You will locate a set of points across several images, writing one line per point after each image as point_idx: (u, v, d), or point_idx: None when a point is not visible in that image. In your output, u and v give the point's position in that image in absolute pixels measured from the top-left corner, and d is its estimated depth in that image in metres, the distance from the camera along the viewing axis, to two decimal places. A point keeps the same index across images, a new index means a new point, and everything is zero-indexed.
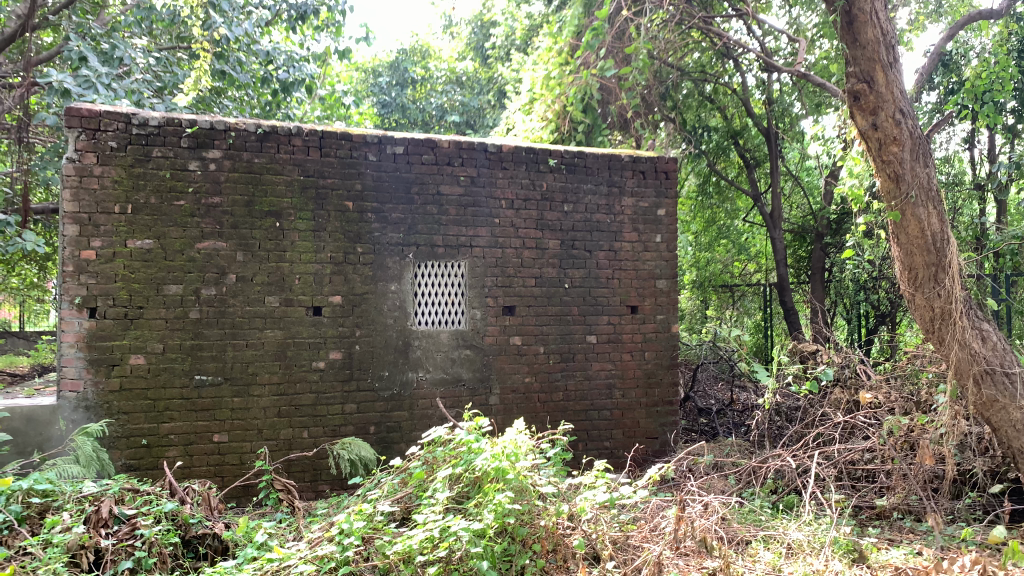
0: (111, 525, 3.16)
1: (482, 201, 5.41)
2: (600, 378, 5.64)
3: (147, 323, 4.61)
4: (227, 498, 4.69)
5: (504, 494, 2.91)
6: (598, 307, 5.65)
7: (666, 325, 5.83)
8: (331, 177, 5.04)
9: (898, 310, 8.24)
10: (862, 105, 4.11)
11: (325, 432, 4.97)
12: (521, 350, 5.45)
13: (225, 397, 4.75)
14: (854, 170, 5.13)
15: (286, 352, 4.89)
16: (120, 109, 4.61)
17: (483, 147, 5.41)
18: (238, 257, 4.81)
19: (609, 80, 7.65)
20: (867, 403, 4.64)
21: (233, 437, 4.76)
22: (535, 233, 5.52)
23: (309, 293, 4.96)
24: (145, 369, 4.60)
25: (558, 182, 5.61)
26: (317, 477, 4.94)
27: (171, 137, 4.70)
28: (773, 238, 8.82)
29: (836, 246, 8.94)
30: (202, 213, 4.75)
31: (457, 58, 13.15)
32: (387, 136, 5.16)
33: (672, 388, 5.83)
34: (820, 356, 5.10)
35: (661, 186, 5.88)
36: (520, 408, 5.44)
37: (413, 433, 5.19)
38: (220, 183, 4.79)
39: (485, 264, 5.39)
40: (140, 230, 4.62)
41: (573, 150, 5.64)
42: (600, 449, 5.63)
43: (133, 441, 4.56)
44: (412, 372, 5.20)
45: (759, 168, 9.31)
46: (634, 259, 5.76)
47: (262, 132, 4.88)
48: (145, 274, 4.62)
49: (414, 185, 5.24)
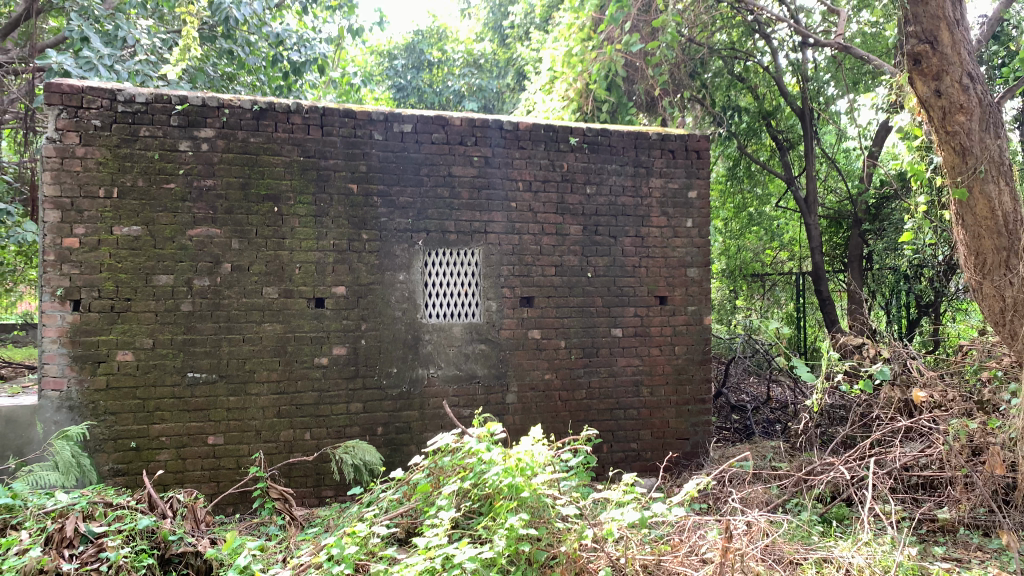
0: (76, 545, 2.82)
1: (497, 183, 4.99)
2: (626, 374, 5.22)
3: (135, 317, 4.27)
4: (222, 505, 4.34)
5: (519, 517, 2.53)
6: (623, 298, 5.23)
7: (698, 317, 5.39)
8: (334, 156, 4.65)
9: (942, 300, 7.76)
10: (924, 69, 3.62)
11: (328, 433, 4.61)
12: (540, 344, 5.05)
13: (220, 396, 4.40)
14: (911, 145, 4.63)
15: (286, 347, 4.53)
16: (105, 85, 4.25)
17: (499, 124, 4.99)
18: (233, 245, 4.45)
19: (634, 55, 7.14)
20: (923, 403, 4.17)
21: (229, 439, 4.41)
22: (554, 217, 5.10)
23: (311, 283, 4.59)
24: (134, 366, 4.26)
25: (580, 162, 5.17)
26: (319, 482, 4.57)
27: (160, 115, 4.33)
28: (809, 224, 8.31)
29: (875, 232, 8.44)
30: (194, 197, 4.39)
31: (475, 40, 12.58)
32: (394, 112, 4.76)
33: (704, 385, 5.40)
34: (870, 350, 4.64)
35: (692, 165, 5.42)
36: (540, 407, 5.03)
37: (424, 434, 4.81)
38: (213, 164, 4.42)
39: (500, 251, 4.99)
40: (128, 216, 4.27)
41: (596, 127, 5.20)
42: (626, 452, 5.21)
43: (121, 444, 4.23)
44: (422, 369, 4.81)
45: (793, 150, 8.81)
46: (663, 245, 5.32)
47: (258, 109, 4.50)
48: (133, 263, 4.27)
49: (424, 166, 4.83)
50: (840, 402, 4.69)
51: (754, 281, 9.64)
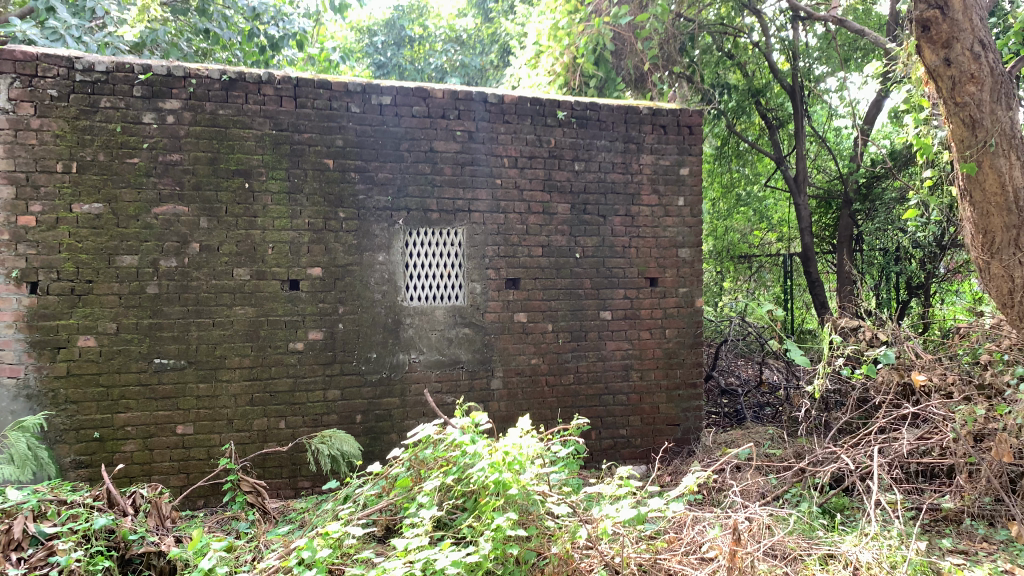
0: (25, 548, 2.60)
1: (481, 158, 4.76)
2: (615, 359, 5.04)
3: (98, 300, 4.02)
4: (193, 498, 4.13)
5: (506, 516, 2.35)
6: (612, 280, 5.04)
7: (689, 300, 5.21)
8: (308, 130, 4.40)
9: (933, 281, 7.76)
10: (933, 36, 3.45)
11: (305, 422, 4.39)
12: (526, 328, 4.85)
13: (189, 383, 4.18)
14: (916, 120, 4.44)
15: (259, 331, 4.30)
16: (61, 53, 3.97)
17: (483, 97, 4.75)
18: (202, 223, 4.20)
19: (623, 28, 6.91)
20: (923, 388, 4.03)
21: (199, 429, 4.19)
22: (541, 195, 4.88)
23: (285, 264, 4.35)
24: (96, 352, 4.01)
25: (568, 137, 4.95)
26: (295, 472, 4.36)
27: (121, 85, 4.06)
28: (798, 205, 8.14)
29: (866, 212, 8.25)
30: (159, 172, 4.13)
31: (457, 16, 12.26)
32: (371, 84, 4.51)
33: (695, 369, 5.24)
34: (867, 333, 4.49)
35: (685, 141, 5.21)
36: (526, 393, 4.85)
37: (406, 423, 4.60)
38: (179, 138, 4.17)
39: (485, 231, 4.77)
40: (88, 192, 4.01)
41: (584, 100, 4.98)
42: (615, 439, 5.04)
43: (84, 434, 3.99)
44: (403, 354, 4.60)
45: (782, 129, 8.63)
46: (654, 225, 5.13)
47: (227, 80, 4.24)
48: (94, 243, 4.01)
49: (404, 141, 4.60)
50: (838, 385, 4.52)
51: (741, 262, 9.50)
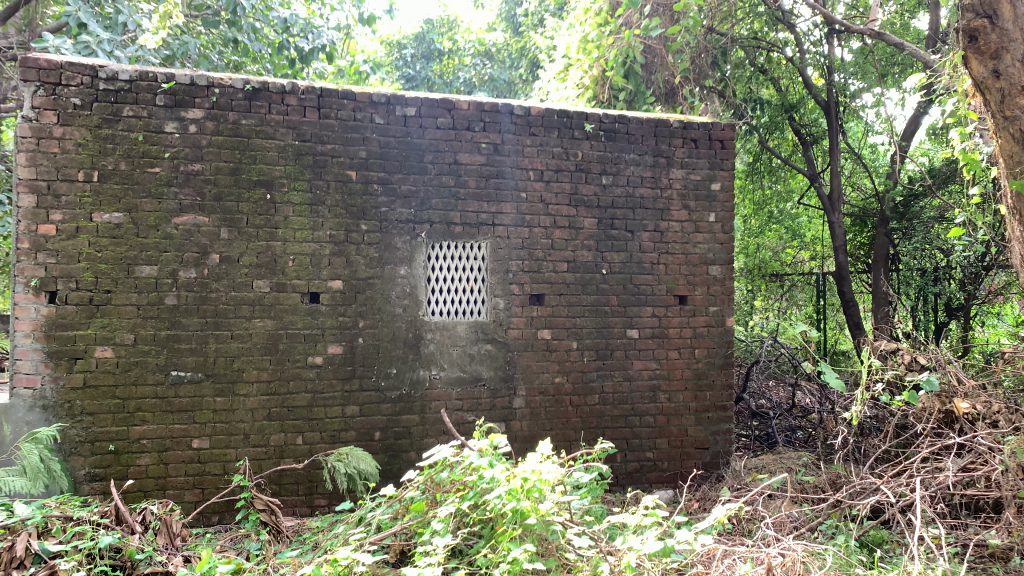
0: (27, 566, 2.52)
1: (507, 171, 4.66)
2: (642, 379, 4.89)
3: (116, 310, 3.97)
4: (207, 515, 4.04)
5: (523, 548, 2.22)
6: (640, 297, 4.89)
7: (720, 319, 5.04)
8: (331, 141, 4.33)
9: (974, 302, 7.49)
10: (981, 47, 3.28)
11: (322, 438, 4.30)
12: (550, 345, 4.72)
13: (206, 397, 4.10)
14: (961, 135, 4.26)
15: (278, 345, 4.22)
16: (86, 61, 3.95)
17: (509, 109, 4.66)
18: (222, 234, 4.14)
19: (654, 41, 6.80)
20: (966, 416, 3.82)
21: (215, 443, 4.11)
22: (568, 210, 4.76)
23: (305, 277, 4.28)
24: (113, 363, 3.96)
25: (596, 150, 4.83)
26: (312, 490, 4.26)
27: (144, 94, 4.03)
28: (833, 223, 7.92)
29: (902, 231, 7.97)
30: (181, 182, 4.09)
31: (486, 29, 12.24)
32: (396, 95, 4.43)
33: (725, 391, 5.06)
34: (906, 356, 4.29)
35: (716, 156, 5.07)
36: (549, 412, 4.71)
37: (425, 441, 4.49)
38: (201, 147, 4.12)
39: (509, 245, 4.66)
40: (108, 201, 3.97)
41: (613, 113, 4.86)
42: (642, 461, 4.87)
43: (99, 447, 3.93)
44: (424, 370, 4.49)
45: (816, 145, 8.43)
46: (684, 241, 4.98)
47: (251, 89, 4.19)
48: (114, 253, 3.97)
49: (428, 153, 4.51)
50: (877, 412, 4.32)
51: (772, 281, 9.17)
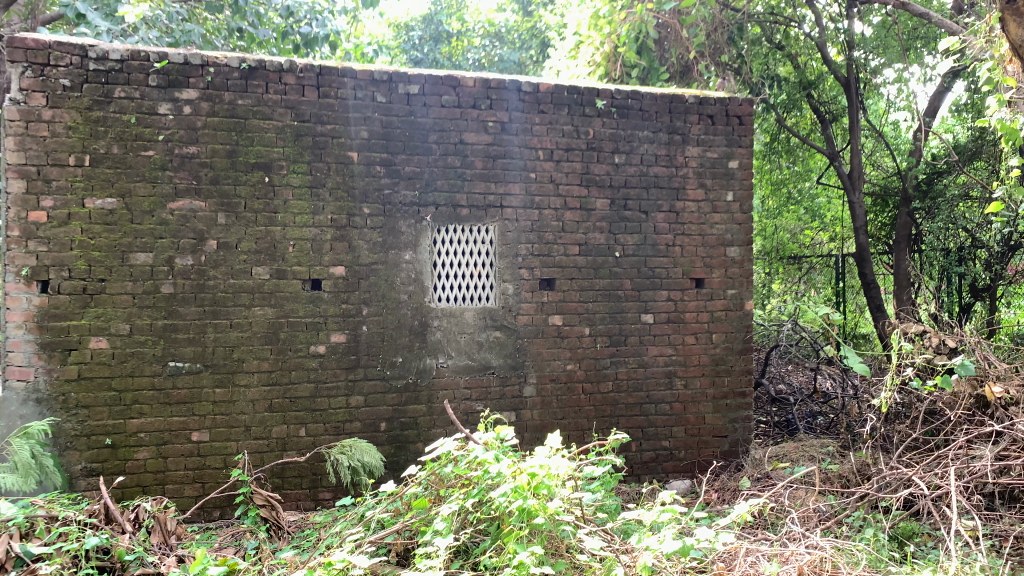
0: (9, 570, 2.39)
1: (515, 151, 4.47)
2: (658, 365, 4.71)
3: (111, 300, 3.83)
4: (209, 510, 3.92)
5: (530, 551, 2.06)
6: (655, 281, 4.71)
7: (738, 302, 4.85)
8: (331, 121, 4.16)
9: (999, 284, 7.32)
10: (1020, 8, 3.04)
11: (326, 429, 4.16)
12: (562, 332, 4.55)
13: (205, 388, 3.97)
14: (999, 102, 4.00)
15: (279, 333, 4.08)
16: (75, 40, 3.79)
17: (517, 85, 4.46)
18: (220, 219, 3.99)
19: (667, 15, 6.59)
20: (999, 401, 3.63)
21: (216, 436, 3.98)
22: (579, 190, 4.58)
23: (306, 263, 4.12)
24: (109, 355, 3.83)
25: (608, 128, 4.63)
26: (316, 483, 4.13)
27: (136, 74, 3.87)
28: (853, 203, 7.67)
29: (926, 211, 7.62)
30: (176, 165, 3.93)
31: (495, 10, 12.02)
32: (398, 72, 4.24)
33: (744, 377, 4.88)
34: (934, 339, 4.08)
35: (733, 132, 4.86)
36: (561, 401, 4.54)
37: (432, 432, 4.34)
38: (196, 129, 3.96)
39: (518, 228, 4.47)
40: (101, 186, 3.82)
41: (625, 89, 4.65)
42: (658, 451, 4.71)
43: (95, 440, 3.81)
44: (431, 358, 4.33)
45: (835, 123, 8.15)
46: (701, 222, 4.78)
47: (247, 68, 4.02)
48: (107, 240, 3.83)
49: (433, 132, 4.33)
50: (906, 399, 4.11)
51: (790, 263, 8.92)
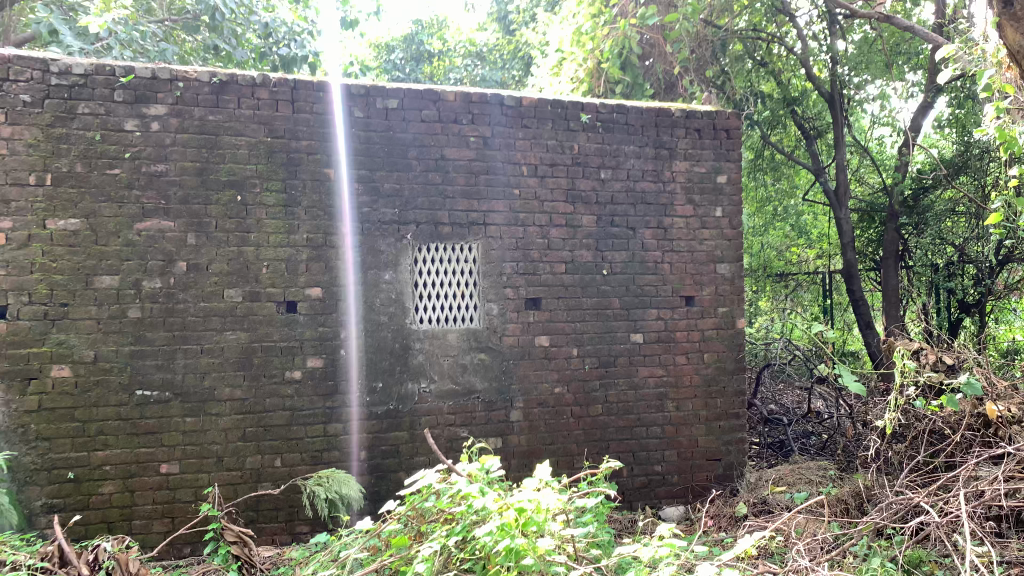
0: None
1: (498, 166, 4.33)
2: (648, 387, 4.56)
3: (74, 325, 3.63)
4: (178, 547, 3.72)
5: None
6: (644, 299, 4.56)
7: (729, 321, 4.72)
8: (306, 136, 4.01)
9: (988, 299, 7.22)
10: (1017, 13, 2.96)
11: (303, 459, 3.96)
12: (549, 353, 4.39)
13: (175, 417, 3.77)
14: (995, 111, 3.93)
15: (253, 359, 3.89)
16: (36, 54, 3.62)
17: (499, 99, 4.33)
18: (190, 240, 3.81)
19: (651, 30, 6.53)
20: (999, 418, 3.51)
21: (186, 468, 3.77)
22: (565, 206, 4.44)
23: (281, 284, 3.95)
24: (71, 383, 3.62)
25: (593, 142, 4.51)
26: (292, 517, 3.93)
27: (101, 89, 3.70)
28: (840, 219, 7.59)
29: (913, 226, 7.50)
30: (144, 184, 3.76)
31: (476, 29, 11.96)
32: (377, 85, 4.10)
33: (737, 397, 4.73)
34: (929, 355, 3.97)
35: (722, 146, 4.75)
36: (549, 426, 4.38)
37: (415, 460, 4.15)
38: (165, 146, 3.79)
39: (502, 246, 4.32)
40: (63, 206, 3.63)
41: (610, 103, 4.53)
42: (650, 476, 4.54)
43: (57, 475, 3.59)
44: (412, 383, 4.15)
45: (819, 139, 8.08)
46: (690, 239, 4.66)
47: (218, 82, 3.86)
48: (71, 262, 3.63)
49: (413, 148, 4.18)
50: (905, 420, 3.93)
51: (777, 281, 8.71)
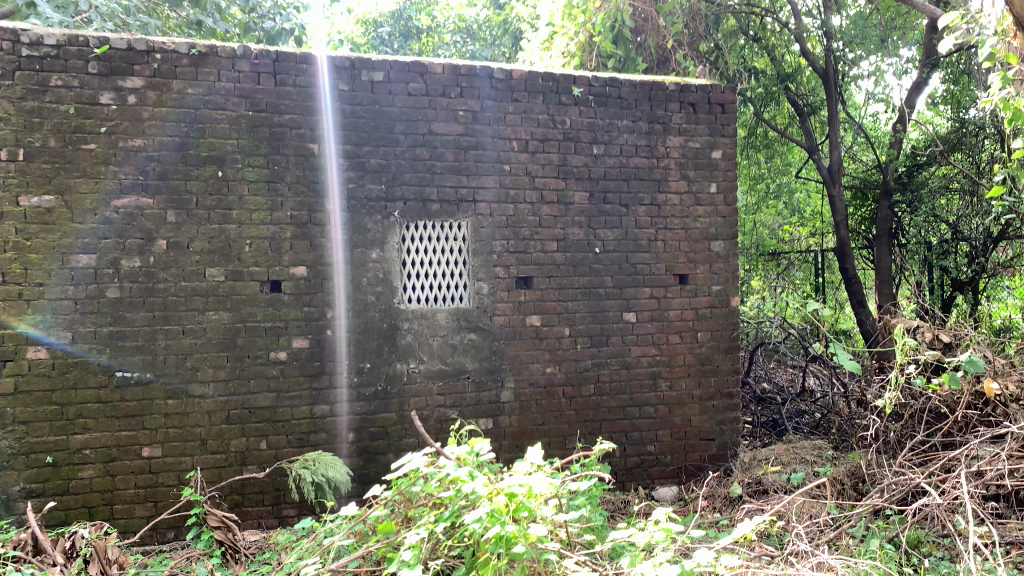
0: None
1: (487, 142, 4.22)
2: (641, 367, 4.48)
3: (50, 306, 3.52)
4: (162, 533, 3.64)
5: None
6: (637, 278, 4.48)
7: (724, 299, 4.64)
8: (289, 110, 3.88)
9: (981, 277, 7.16)
10: None
11: (289, 442, 3.88)
12: (540, 332, 4.30)
13: (156, 400, 3.67)
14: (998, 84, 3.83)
15: (236, 340, 3.79)
16: (5, 24, 3.48)
17: (488, 72, 4.20)
18: (169, 217, 3.70)
19: (644, 3, 6.40)
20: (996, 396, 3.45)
21: (168, 451, 3.69)
22: (556, 182, 4.33)
23: (265, 263, 3.84)
24: (48, 366, 3.51)
25: (585, 117, 4.40)
26: (278, 500, 3.85)
27: (74, 60, 3.55)
28: (834, 197, 7.51)
29: (907, 204, 7.42)
30: (120, 160, 3.63)
31: (465, 4, 11.75)
32: (362, 58, 3.96)
33: (731, 377, 4.66)
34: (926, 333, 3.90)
35: (717, 121, 4.64)
36: (541, 406, 4.30)
37: (404, 442, 4.07)
38: (142, 121, 3.66)
39: (492, 223, 4.22)
40: (37, 183, 3.51)
41: (603, 76, 4.41)
42: (643, 456, 4.48)
43: (35, 459, 3.50)
44: (400, 363, 4.06)
45: (813, 116, 7.97)
46: (684, 216, 4.57)
47: (197, 54, 3.73)
48: (45, 241, 3.51)
49: (400, 122, 4.06)
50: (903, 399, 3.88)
51: (770, 260, 8.64)
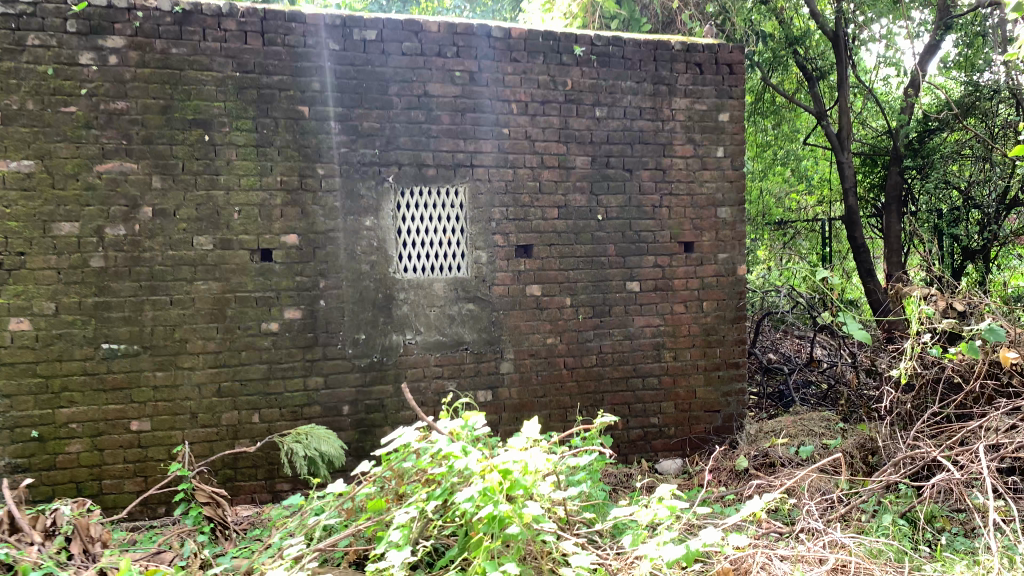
0: None
1: (485, 104, 4.05)
2: (645, 337, 4.36)
3: (32, 276, 3.39)
4: (153, 508, 3.55)
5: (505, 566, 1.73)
6: (641, 246, 4.33)
7: (730, 267, 4.50)
8: (278, 71, 3.71)
9: (993, 245, 6.99)
10: None
11: (282, 415, 3.77)
12: (541, 302, 4.18)
13: (145, 372, 3.56)
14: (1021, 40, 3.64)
15: (226, 310, 3.66)
16: None
17: (486, 31, 4.02)
18: (155, 183, 3.55)
19: None
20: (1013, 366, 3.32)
21: (158, 425, 3.59)
22: (558, 146, 4.18)
23: (255, 231, 3.70)
24: (32, 338, 3.40)
25: (588, 78, 4.22)
26: (272, 475, 3.76)
27: (51, 18, 3.38)
28: (843, 164, 7.31)
29: (918, 170, 7.22)
30: (103, 123, 3.48)
31: None
32: (353, 15, 3.78)
33: (737, 347, 4.54)
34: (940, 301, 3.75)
35: (724, 82, 4.46)
36: (541, 377, 4.19)
37: (401, 415, 3.97)
38: (124, 82, 3.50)
39: (490, 189, 4.07)
40: (15, 147, 3.36)
41: (606, 34, 4.23)
42: (646, 428, 4.38)
43: (20, 433, 3.40)
44: (396, 334, 3.94)
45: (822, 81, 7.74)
46: (689, 181, 4.41)
47: (181, 12, 3.56)
48: (26, 207, 3.38)
49: (394, 83, 3.89)
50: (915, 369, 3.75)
51: (776, 229, 8.48)
